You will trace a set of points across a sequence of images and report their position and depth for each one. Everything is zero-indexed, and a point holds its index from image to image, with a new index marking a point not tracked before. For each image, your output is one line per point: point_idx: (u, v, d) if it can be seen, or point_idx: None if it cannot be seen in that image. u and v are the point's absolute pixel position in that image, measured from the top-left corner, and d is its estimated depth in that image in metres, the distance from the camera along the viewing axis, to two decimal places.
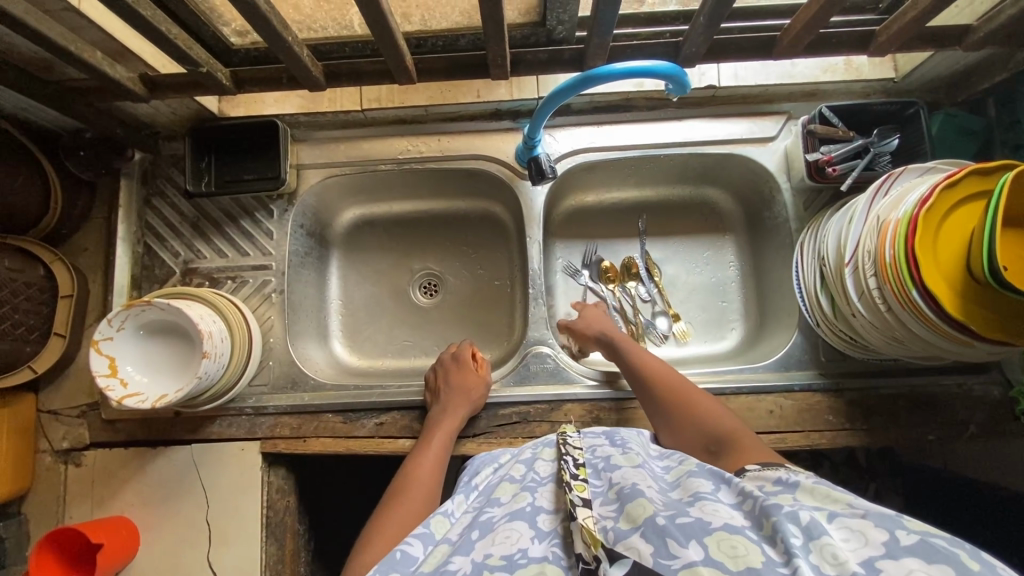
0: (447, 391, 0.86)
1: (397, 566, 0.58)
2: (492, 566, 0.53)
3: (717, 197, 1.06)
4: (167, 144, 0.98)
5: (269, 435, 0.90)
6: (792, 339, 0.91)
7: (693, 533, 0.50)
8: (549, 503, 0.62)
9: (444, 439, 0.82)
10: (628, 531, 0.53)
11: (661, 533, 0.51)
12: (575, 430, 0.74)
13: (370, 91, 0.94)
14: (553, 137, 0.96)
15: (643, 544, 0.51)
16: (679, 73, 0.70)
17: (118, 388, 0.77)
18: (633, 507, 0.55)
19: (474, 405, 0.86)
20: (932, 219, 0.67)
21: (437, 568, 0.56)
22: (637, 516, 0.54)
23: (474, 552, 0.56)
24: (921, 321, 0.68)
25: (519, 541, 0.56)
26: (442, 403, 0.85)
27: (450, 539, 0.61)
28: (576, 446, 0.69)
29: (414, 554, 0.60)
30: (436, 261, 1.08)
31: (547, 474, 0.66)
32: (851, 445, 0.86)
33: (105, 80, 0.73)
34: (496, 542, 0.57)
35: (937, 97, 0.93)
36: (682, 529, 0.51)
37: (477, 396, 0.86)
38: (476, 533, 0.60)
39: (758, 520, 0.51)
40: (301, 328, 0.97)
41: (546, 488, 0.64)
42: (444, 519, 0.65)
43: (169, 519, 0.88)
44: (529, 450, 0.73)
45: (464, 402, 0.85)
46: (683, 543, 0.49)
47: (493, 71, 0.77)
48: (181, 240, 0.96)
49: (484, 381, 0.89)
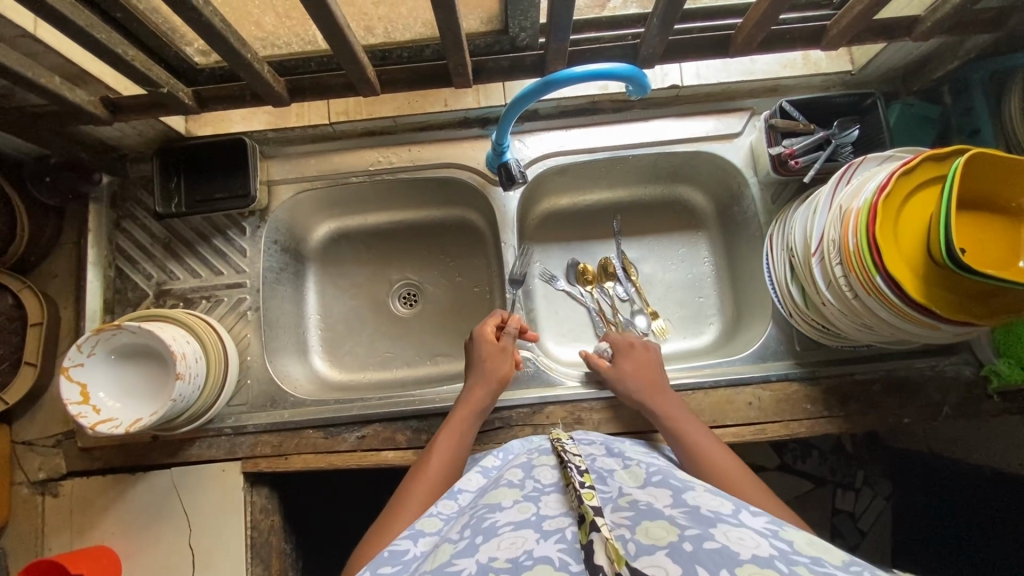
0: (474, 370, 0.84)
1: (387, 562, 0.55)
2: (497, 569, 0.47)
3: (689, 194, 1.07)
4: (135, 166, 0.97)
5: (250, 454, 0.89)
6: (766, 331, 0.92)
7: (722, 561, 0.44)
8: (555, 510, 0.56)
9: (464, 423, 0.79)
10: (650, 546, 0.47)
11: (692, 558, 0.44)
12: (569, 437, 0.72)
13: (338, 105, 0.96)
14: (523, 143, 0.97)
15: (670, 565, 0.44)
16: (638, 74, 0.71)
17: (90, 415, 0.76)
18: (652, 526, 0.49)
19: (500, 382, 0.83)
20: (891, 206, 0.68)
21: (437, 570, 0.49)
22: (659, 535, 0.48)
23: (479, 552, 0.50)
24: (887, 306, 0.69)
25: (525, 544, 0.50)
26: (468, 383, 0.83)
27: (453, 540, 0.54)
28: (576, 454, 0.65)
29: (404, 549, 0.57)
30: (414, 271, 1.08)
31: (552, 482, 0.61)
32: (830, 432, 0.87)
33: (65, 104, 0.72)
34: (501, 546, 0.50)
35: (894, 87, 0.95)
36: (711, 555, 0.44)
37: (501, 373, 0.83)
38: (479, 537, 0.53)
39: (788, 559, 0.45)
40: (279, 345, 0.97)
41: (552, 496, 0.58)
42: (434, 518, 0.61)
43: (151, 545, 0.86)
44: (526, 457, 0.70)
45: (488, 378, 0.82)
46: (713, 570, 0.43)
47: (456, 79, 0.78)
48: (153, 262, 0.95)
49: (512, 359, 0.85)
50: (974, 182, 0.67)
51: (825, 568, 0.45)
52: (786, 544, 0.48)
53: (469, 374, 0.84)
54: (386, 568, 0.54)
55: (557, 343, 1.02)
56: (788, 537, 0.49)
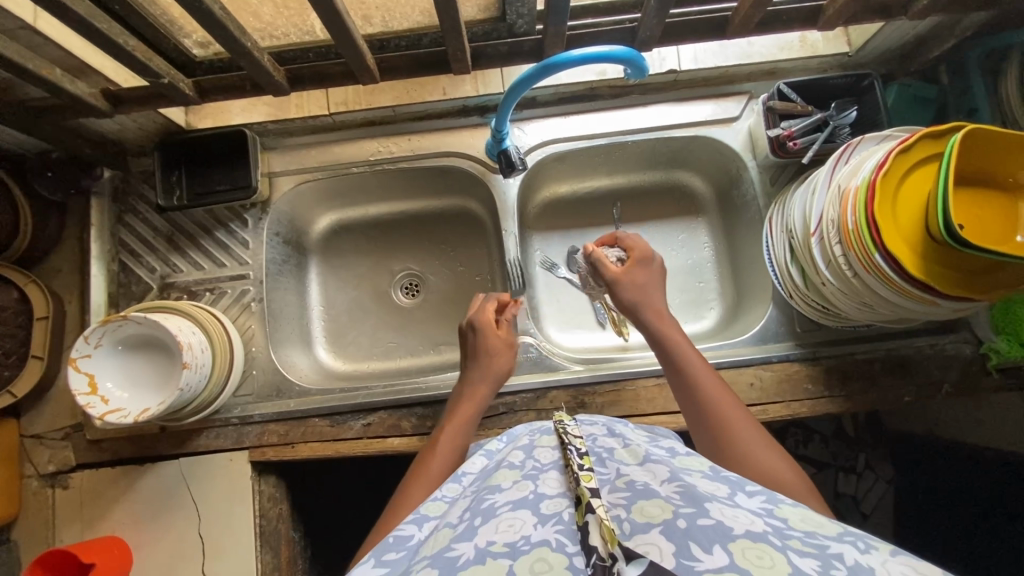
0: (473, 365, 0.80)
1: (392, 547, 0.55)
2: (496, 553, 0.48)
3: (688, 179, 1.07)
4: (137, 160, 0.98)
5: (256, 443, 0.90)
6: (767, 313, 0.93)
7: (715, 537, 0.44)
8: (553, 489, 0.56)
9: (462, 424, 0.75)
10: (644, 525, 0.47)
11: (684, 535, 0.45)
12: (572, 417, 0.69)
13: (336, 95, 0.94)
14: (522, 130, 0.97)
15: (664, 542, 0.45)
16: (636, 56, 0.71)
17: (99, 405, 0.77)
18: (647, 504, 0.49)
19: (503, 376, 0.80)
20: (890, 182, 0.69)
21: (436, 554, 0.49)
22: (653, 513, 0.48)
23: (477, 537, 0.50)
24: (886, 284, 0.70)
25: (523, 528, 0.51)
26: (467, 378, 0.80)
27: (452, 523, 0.54)
28: (577, 435, 0.63)
29: (409, 534, 0.56)
30: (416, 261, 1.08)
31: (551, 461, 0.61)
32: (832, 411, 0.88)
33: (67, 96, 0.72)
34: (498, 529, 0.51)
35: (891, 69, 0.95)
36: (705, 531, 0.45)
37: (504, 367, 0.80)
38: (477, 519, 0.53)
39: (783, 534, 0.46)
40: (283, 336, 0.97)
41: (551, 474, 0.58)
42: (438, 502, 0.60)
43: (162, 534, 0.87)
44: (527, 438, 0.68)
45: (489, 374, 0.79)
46: (707, 547, 0.44)
47: (454, 66, 0.78)
48: (157, 255, 0.96)
49: (511, 350, 0.82)
50: (970, 158, 0.67)
51: (818, 540, 0.46)
52: (780, 520, 0.49)
53: (468, 370, 0.80)
54: (391, 554, 0.54)
55: (558, 330, 1.03)
56: (782, 514, 0.50)
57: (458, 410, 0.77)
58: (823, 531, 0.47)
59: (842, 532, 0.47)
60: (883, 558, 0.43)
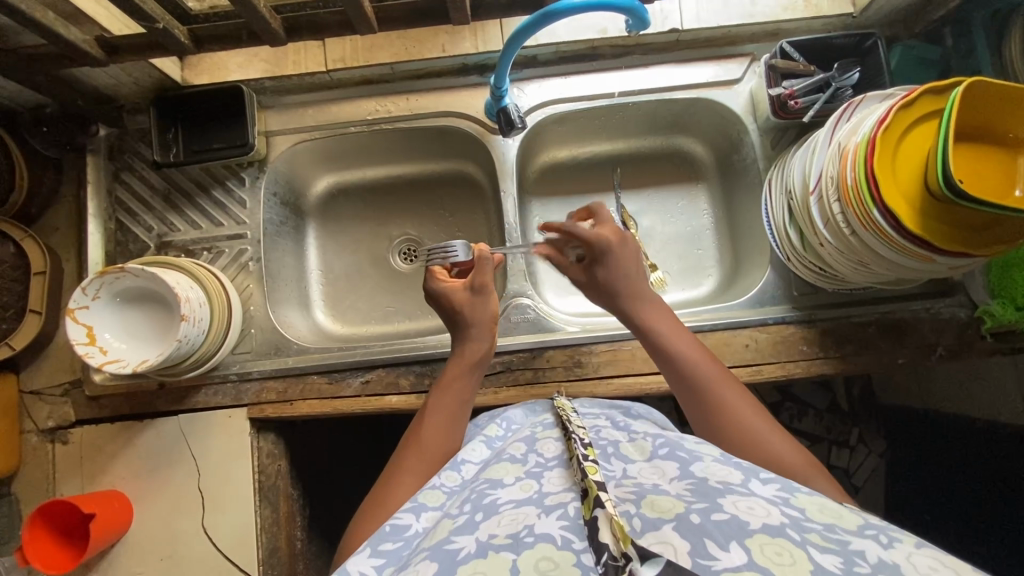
0: (454, 324, 0.77)
1: (388, 537, 0.56)
2: (497, 546, 0.48)
3: (689, 145, 1.07)
4: (132, 117, 0.96)
5: (255, 401, 0.90)
6: (765, 276, 0.93)
7: (731, 533, 0.44)
8: (558, 486, 0.55)
9: (454, 387, 0.73)
10: (656, 520, 0.47)
11: (699, 532, 0.45)
12: (573, 408, 0.71)
13: (335, 51, 0.93)
14: (522, 91, 0.96)
15: (677, 540, 0.45)
16: (638, 6, 0.70)
17: (97, 355, 0.77)
18: (658, 499, 0.50)
19: (491, 325, 0.77)
20: (890, 139, 0.69)
21: (435, 546, 0.51)
22: (664, 508, 0.49)
23: (479, 531, 0.51)
24: (885, 243, 0.70)
25: (526, 519, 0.51)
26: (456, 337, 0.78)
27: (453, 515, 0.55)
28: (580, 425, 0.64)
29: (406, 524, 0.57)
30: (414, 226, 1.08)
31: (554, 456, 0.61)
32: (827, 373, 0.89)
33: (60, 42, 0.71)
34: (501, 523, 0.51)
35: (895, 31, 0.94)
36: (720, 528, 0.45)
37: (487, 317, 0.76)
38: (479, 514, 0.53)
39: (801, 527, 0.46)
40: (281, 296, 0.97)
41: (554, 471, 0.58)
42: (437, 491, 0.61)
43: (161, 489, 0.88)
44: (528, 430, 0.68)
45: (474, 330, 0.76)
46: (723, 544, 0.44)
47: (454, 15, 0.77)
48: (153, 214, 0.96)
49: (495, 298, 0.78)
50: (972, 112, 0.67)
51: (839, 535, 0.45)
52: (797, 510, 0.49)
53: (453, 328, 0.78)
54: (387, 544, 0.55)
55: (555, 294, 1.03)
56: (799, 504, 0.50)
57: (450, 365, 0.76)
58: (842, 524, 0.47)
59: (861, 524, 0.48)
60: (908, 551, 0.44)
